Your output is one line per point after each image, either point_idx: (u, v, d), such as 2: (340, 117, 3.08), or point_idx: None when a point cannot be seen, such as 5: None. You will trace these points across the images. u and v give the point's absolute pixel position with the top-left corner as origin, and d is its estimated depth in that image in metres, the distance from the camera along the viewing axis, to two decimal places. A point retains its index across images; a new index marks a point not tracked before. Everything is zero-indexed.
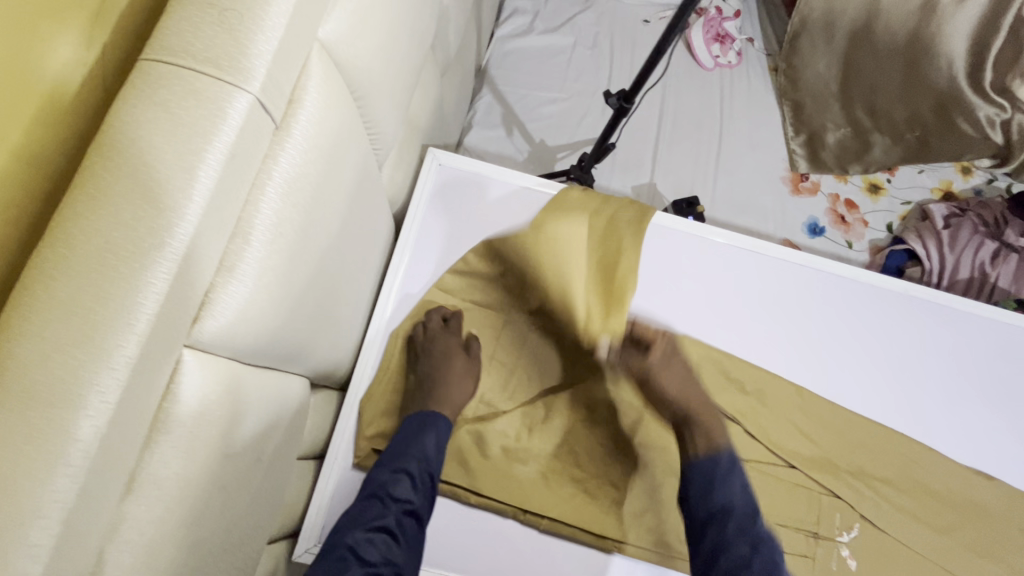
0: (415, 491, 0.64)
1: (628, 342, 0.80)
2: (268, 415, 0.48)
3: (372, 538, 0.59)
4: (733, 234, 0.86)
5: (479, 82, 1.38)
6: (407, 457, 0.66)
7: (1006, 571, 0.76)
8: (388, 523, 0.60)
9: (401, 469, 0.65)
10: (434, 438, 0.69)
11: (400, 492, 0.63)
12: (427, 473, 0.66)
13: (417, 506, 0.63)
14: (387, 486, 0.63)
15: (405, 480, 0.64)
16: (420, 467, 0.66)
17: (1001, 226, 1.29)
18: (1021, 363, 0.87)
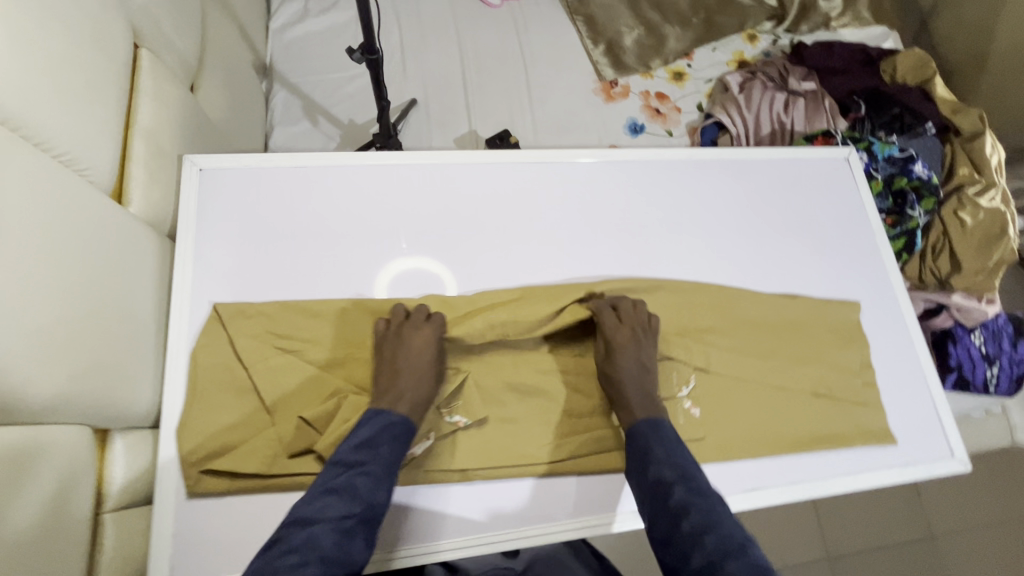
0: (379, 490, 0.58)
1: (444, 282, 0.83)
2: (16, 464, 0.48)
3: (337, 533, 0.53)
4: (517, 155, 0.93)
5: (269, 80, 1.32)
6: (366, 454, 0.61)
7: (824, 368, 0.86)
8: (353, 519, 0.55)
9: (363, 465, 0.59)
10: (393, 437, 0.64)
11: (364, 489, 0.58)
12: (392, 471, 0.61)
13: (379, 505, 0.58)
14: (353, 480, 0.58)
15: (369, 477, 0.59)
16: (383, 466, 0.61)
17: (785, 77, 1.40)
18: (791, 191, 1.00)
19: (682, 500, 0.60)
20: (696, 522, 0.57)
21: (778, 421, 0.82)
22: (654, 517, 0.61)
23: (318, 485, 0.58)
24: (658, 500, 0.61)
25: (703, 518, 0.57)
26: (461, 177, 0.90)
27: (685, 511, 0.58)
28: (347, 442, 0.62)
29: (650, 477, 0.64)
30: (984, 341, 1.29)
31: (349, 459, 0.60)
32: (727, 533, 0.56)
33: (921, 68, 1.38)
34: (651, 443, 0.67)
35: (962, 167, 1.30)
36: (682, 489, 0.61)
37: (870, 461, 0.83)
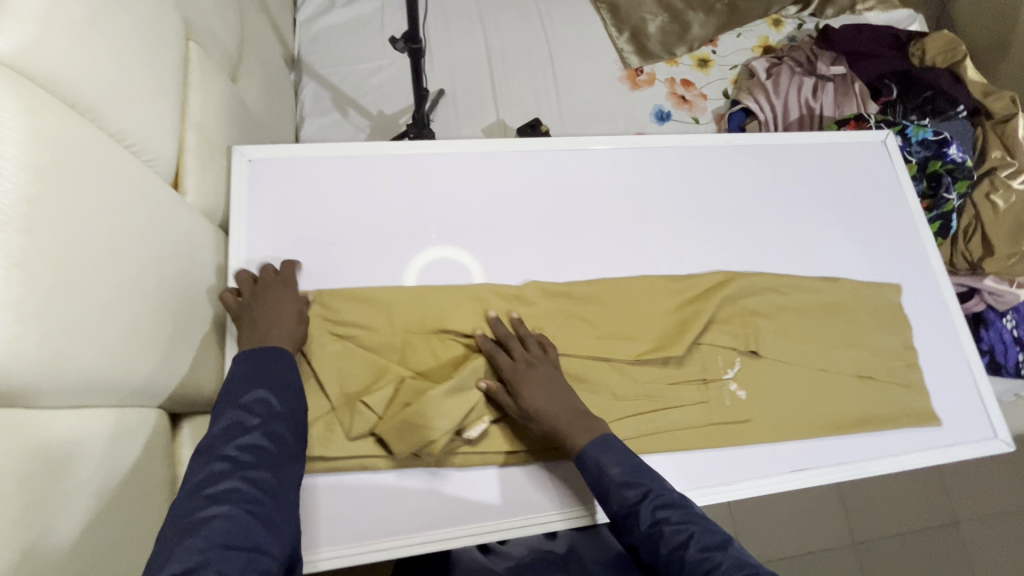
0: (260, 442, 0.55)
1: (490, 270, 0.84)
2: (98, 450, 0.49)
3: (245, 450, 0.53)
4: (557, 140, 0.93)
5: (297, 72, 1.33)
6: (233, 424, 0.55)
7: (866, 351, 0.86)
8: (257, 434, 0.55)
9: (253, 388, 0.59)
10: (280, 357, 0.63)
11: (262, 407, 0.57)
12: (268, 429, 0.56)
13: (285, 415, 0.58)
14: (247, 402, 0.57)
15: (263, 397, 0.58)
16: (275, 381, 0.60)
17: (813, 62, 1.38)
18: (830, 174, 0.99)
19: (636, 502, 0.61)
20: (656, 515, 0.60)
21: (823, 404, 0.82)
22: (617, 516, 0.62)
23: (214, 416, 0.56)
24: (613, 499, 0.63)
25: (658, 507, 0.60)
26: (504, 165, 0.90)
27: (644, 505, 0.61)
28: (231, 375, 0.60)
29: (593, 473, 0.65)
30: (1017, 325, 1.29)
31: (232, 390, 0.58)
32: (687, 513, 0.59)
33: (950, 51, 1.37)
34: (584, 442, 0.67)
35: (995, 150, 1.29)
36: (633, 492, 0.62)
37: (915, 443, 0.83)
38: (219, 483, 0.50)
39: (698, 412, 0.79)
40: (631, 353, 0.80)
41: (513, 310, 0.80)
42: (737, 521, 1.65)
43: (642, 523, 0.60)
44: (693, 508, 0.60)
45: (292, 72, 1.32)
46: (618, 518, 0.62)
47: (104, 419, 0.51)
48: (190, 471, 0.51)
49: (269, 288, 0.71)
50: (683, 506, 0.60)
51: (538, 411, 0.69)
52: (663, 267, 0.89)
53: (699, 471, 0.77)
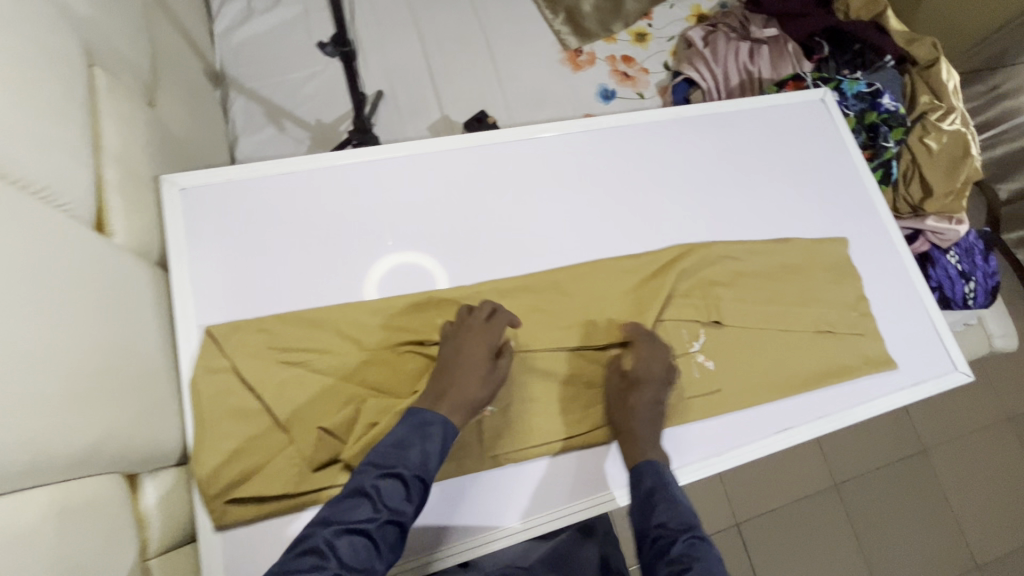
0: (406, 495, 0.58)
1: (455, 272, 0.80)
2: (48, 530, 0.45)
3: (354, 542, 0.54)
4: (507, 130, 0.89)
5: (223, 88, 1.25)
6: (396, 457, 0.59)
7: (826, 305, 0.88)
8: (371, 529, 0.55)
9: (397, 467, 0.58)
10: (433, 441, 0.61)
11: (389, 498, 0.57)
12: (421, 477, 0.59)
13: (405, 516, 0.57)
14: (381, 486, 0.57)
15: (397, 488, 0.57)
16: (417, 470, 0.59)
17: (746, 27, 1.40)
18: (777, 136, 1.01)
19: (673, 533, 0.62)
20: (680, 545, 0.61)
21: (796, 364, 0.84)
22: (648, 534, 0.63)
23: (351, 483, 0.58)
24: (654, 517, 0.64)
25: (691, 545, 0.60)
26: (457, 161, 0.86)
27: (677, 536, 0.61)
28: (384, 439, 0.61)
29: (650, 493, 0.66)
30: (959, 259, 1.36)
31: (383, 462, 0.59)
32: (703, 552, 0.60)
33: (872, 4, 1.42)
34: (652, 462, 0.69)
35: (924, 94, 1.33)
36: (678, 522, 0.63)
37: (883, 387, 0.86)
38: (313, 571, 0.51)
39: (676, 389, 0.79)
40: (605, 337, 0.79)
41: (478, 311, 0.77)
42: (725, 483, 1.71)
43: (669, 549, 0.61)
44: (708, 549, 0.60)
45: (218, 88, 1.24)
46: (648, 536, 0.63)
47: (54, 495, 0.47)
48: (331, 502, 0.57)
49: (474, 328, 0.70)
50: (705, 548, 0.60)
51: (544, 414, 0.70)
52: (629, 247, 0.88)
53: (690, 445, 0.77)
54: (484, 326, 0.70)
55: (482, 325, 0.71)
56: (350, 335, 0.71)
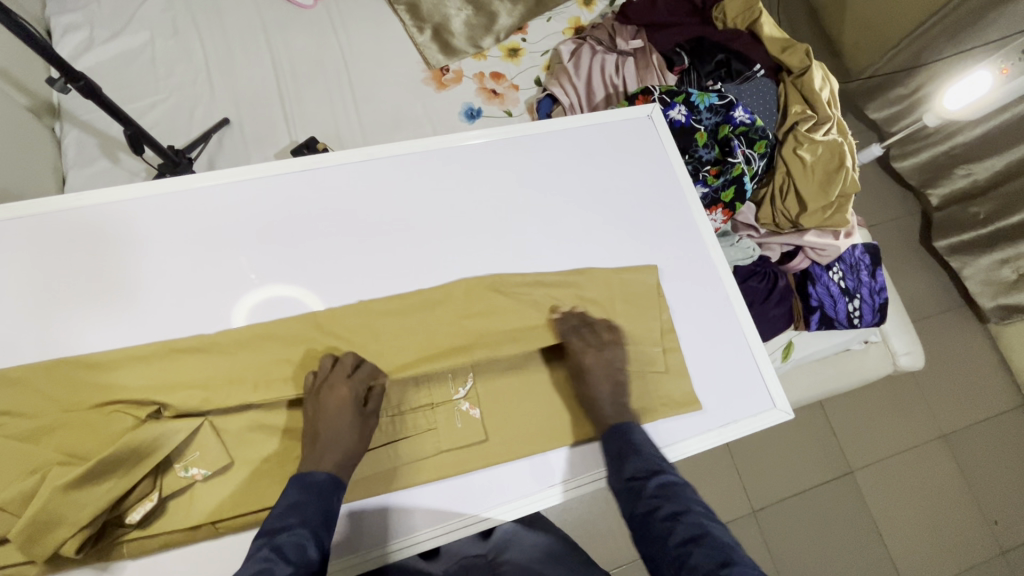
0: (310, 544, 0.56)
1: (200, 321, 0.74)
2: None
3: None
4: (280, 161, 0.82)
5: (59, 120, 1.21)
6: (289, 518, 0.58)
7: (623, 341, 0.82)
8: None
9: (292, 527, 0.57)
10: (324, 494, 0.62)
11: (293, 552, 0.54)
12: (319, 526, 0.59)
13: (314, 562, 0.55)
14: (284, 543, 0.55)
15: (297, 542, 0.56)
16: (314, 525, 0.58)
17: (614, 39, 1.35)
18: (595, 158, 0.94)
19: (645, 480, 0.65)
20: (659, 507, 0.61)
21: (584, 406, 0.79)
22: (636, 512, 0.63)
23: (246, 560, 0.53)
24: (630, 499, 0.65)
25: (659, 486, 0.64)
26: (216, 198, 0.79)
27: (656, 495, 0.63)
28: (275, 509, 0.59)
29: (621, 476, 0.68)
30: (842, 276, 1.29)
31: (274, 529, 0.57)
32: (682, 504, 0.61)
33: (748, 10, 1.34)
34: (610, 439, 0.73)
35: (795, 104, 1.27)
36: (648, 470, 0.66)
37: (682, 431, 0.79)
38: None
39: (435, 440, 0.73)
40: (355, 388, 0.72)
41: (213, 363, 0.71)
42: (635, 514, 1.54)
43: (652, 514, 0.61)
44: (686, 502, 0.61)
45: (51, 120, 1.20)
46: (636, 509, 0.63)
47: None
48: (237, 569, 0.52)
49: (337, 385, 0.69)
50: (682, 501, 0.61)
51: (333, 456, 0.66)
52: (409, 284, 0.81)
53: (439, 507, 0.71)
54: (340, 375, 0.70)
55: (345, 377, 0.71)
56: (61, 396, 0.67)
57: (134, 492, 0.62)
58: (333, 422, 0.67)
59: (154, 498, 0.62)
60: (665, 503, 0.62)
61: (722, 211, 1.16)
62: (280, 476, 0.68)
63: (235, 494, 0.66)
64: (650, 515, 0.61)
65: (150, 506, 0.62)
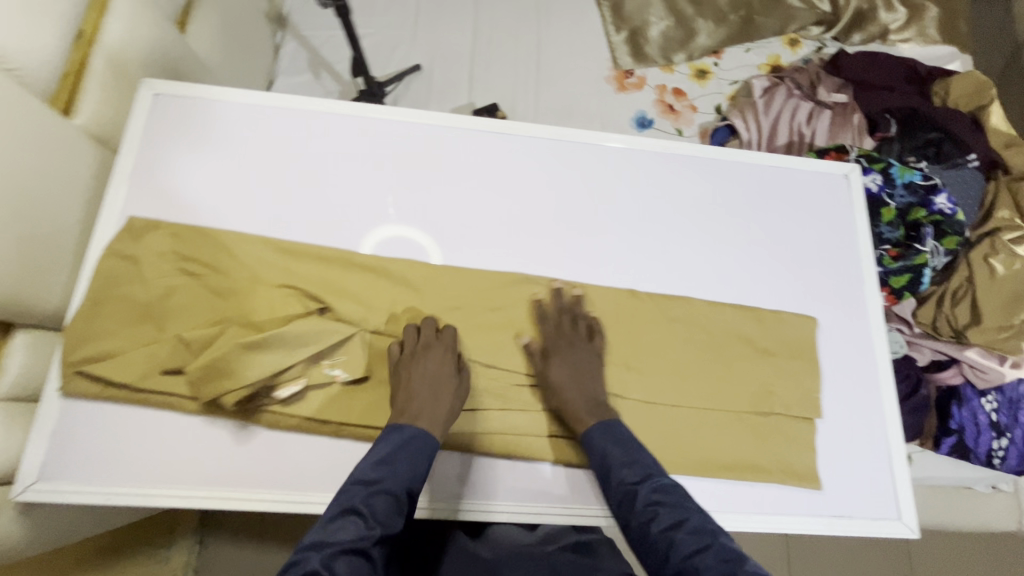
0: (398, 506, 0.58)
1: (374, 240, 0.80)
2: None
3: (348, 554, 0.53)
4: (480, 120, 0.89)
5: (283, 29, 1.34)
6: (383, 471, 0.60)
7: (760, 393, 0.78)
8: (366, 542, 0.55)
9: (381, 483, 0.59)
10: (416, 460, 0.62)
11: (380, 512, 0.57)
12: (411, 485, 0.60)
13: (397, 522, 0.58)
14: (370, 501, 0.57)
15: (385, 501, 0.58)
16: (402, 487, 0.59)
17: (815, 87, 1.27)
18: (781, 202, 0.90)
19: (633, 482, 0.64)
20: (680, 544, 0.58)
21: (697, 444, 0.75)
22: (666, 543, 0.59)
23: (334, 510, 0.57)
24: (618, 492, 0.64)
25: (653, 490, 0.63)
26: (419, 136, 0.87)
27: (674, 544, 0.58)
28: (367, 459, 0.61)
29: (610, 478, 0.66)
30: (995, 408, 1.14)
31: (368, 480, 0.59)
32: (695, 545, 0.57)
33: (977, 94, 1.22)
34: (590, 437, 0.70)
35: (1002, 210, 1.14)
36: (637, 479, 0.64)
37: (791, 505, 0.74)
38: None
39: (545, 422, 0.75)
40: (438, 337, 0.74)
41: (377, 284, 0.77)
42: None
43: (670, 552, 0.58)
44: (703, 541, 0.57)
45: (277, 28, 1.33)
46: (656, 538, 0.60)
47: None
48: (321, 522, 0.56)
49: (434, 346, 0.72)
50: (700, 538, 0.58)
51: (423, 411, 0.66)
52: (560, 268, 0.83)
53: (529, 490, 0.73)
54: (429, 340, 0.73)
55: (434, 342, 0.73)
56: (246, 268, 0.74)
57: (292, 371, 0.68)
58: (419, 377, 0.69)
59: (300, 384, 0.68)
60: (680, 509, 0.60)
61: (886, 296, 1.05)
62: None
63: (364, 406, 0.70)
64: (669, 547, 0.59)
65: (297, 389, 0.68)
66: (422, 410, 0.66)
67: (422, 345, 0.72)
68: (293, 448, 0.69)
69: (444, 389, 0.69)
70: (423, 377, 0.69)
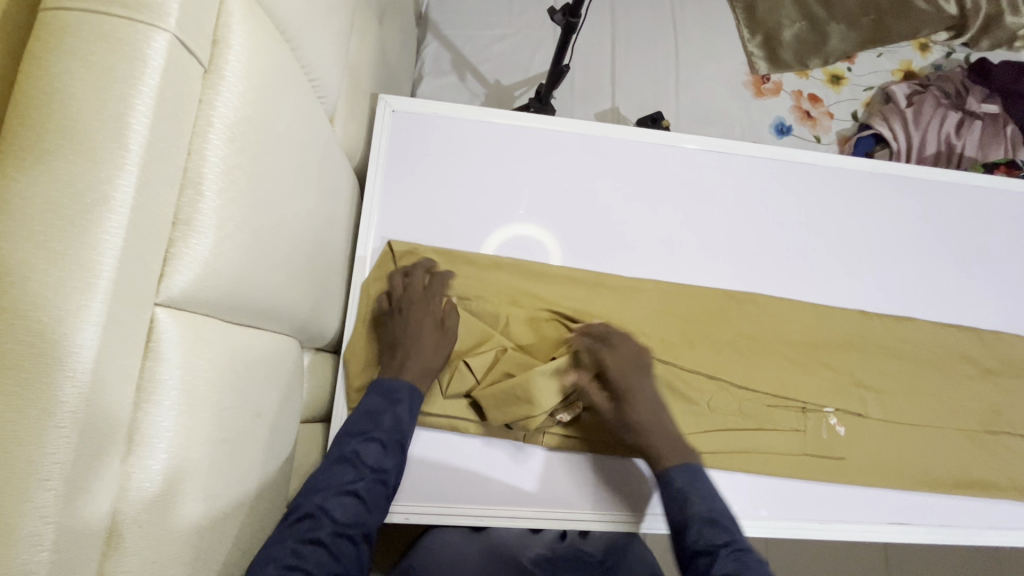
0: (385, 459, 0.62)
1: (611, 261, 0.81)
2: (263, 377, 0.49)
3: (343, 500, 0.58)
4: (701, 137, 0.88)
5: (422, 29, 1.32)
6: (372, 424, 0.63)
7: (987, 412, 0.81)
8: (358, 487, 0.59)
9: (372, 436, 0.62)
10: (405, 407, 0.65)
11: (370, 458, 0.61)
12: (396, 439, 0.63)
13: (387, 475, 0.62)
14: (361, 451, 0.61)
15: (376, 447, 0.62)
16: (388, 431, 0.63)
17: (963, 96, 1.28)
18: (988, 222, 0.91)
19: (712, 542, 0.58)
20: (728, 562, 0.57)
21: (935, 462, 0.78)
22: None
23: (327, 461, 0.61)
24: (689, 553, 0.59)
25: (732, 559, 0.56)
26: (642, 154, 0.86)
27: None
28: (356, 410, 0.65)
29: (681, 531, 0.60)
30: None
31: (355, 431, 0.63)
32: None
33: None
34: (676, 474, 0.64)
35: None
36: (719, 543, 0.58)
37: (1021, 519, 0.78)
38: (310, 533, 0.54)
39: (796, 441, 0.76)
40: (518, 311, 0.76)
41: (624, 305, 0.79)
42: (859, 561, 1.33)
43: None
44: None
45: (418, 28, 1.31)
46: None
47: (265, 344, 0.50)
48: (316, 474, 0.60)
49: (424, 300, 0.72)
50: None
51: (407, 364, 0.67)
52: (788, 288, 0.83)
53: (784, 500, 0.74)
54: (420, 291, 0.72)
55: (422, 293, 0.72)
56: (503, 292, 0.77)
57: (575, 396, 0.71)
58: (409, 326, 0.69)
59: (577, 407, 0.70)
60: None
61: None
62: None
63: None
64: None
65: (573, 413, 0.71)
66: (413, 362, 0.67)
67: (411, 294, 0.72)
68: (564, 465, 0.73)
69: (441, 337, 0.70)
70: (413, 328, 0.69)
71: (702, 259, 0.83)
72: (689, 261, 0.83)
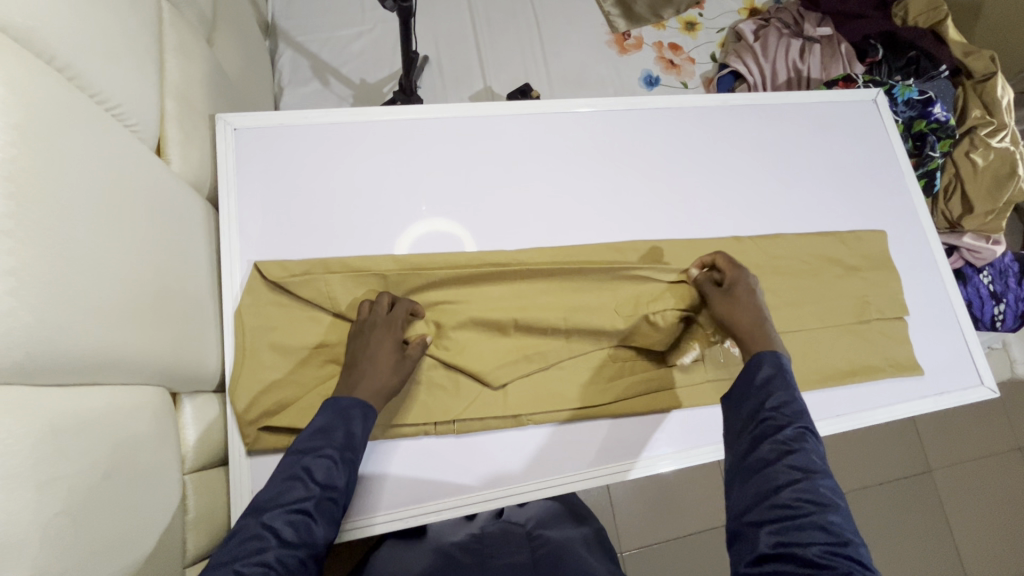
0: (337, 473, 0.58)
1: (494, 238, 0.81)
2: (106, 434, 0.45)
3: (291, 519, 0.53)
4: (560, 101, 0.89)
5: (273, 39, 1.25)
6: (321, 439, 0.59)
7: (857, 303, 0.88)
8: (308, 506, 0.54)
9: (319, 450, 0.58)
10: (360, 422, 0.61)
11: (320, 473, 0.57)
12: (348, 454, 0.59)
13: (339, 489, 0.57)
14: (310, 466, 0.57)
15: (327, 462, 0.57)
16: (342, 445, 0.59)
17: (800, 24, 1.38)
18: (831, 132, 0.98)
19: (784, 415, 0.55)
20: (793, 484, 0.49)
21: (822, 358, 0.84)
22: (743, 425, 0.56)
23: (275, 476, 0.57)
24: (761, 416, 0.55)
25: (800, 431, 0.53)
26: (506, 127, 0.86)
27: (779, 415, 0.55)
28: (305, 429, 0.61)
29: (758, 404, 0.57)
30: (991, 280, 1.24)
31: (305, 446, 0.58)
32: (818, 463, 0.51)
33: (933, 11, 1.34)
34: (760, 365, 0.60)
35: (975, 108, 1.25)
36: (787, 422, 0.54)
37: (901, 392, 0.86)
38: (255, 555, 0.50)
39: (698, 369, 0.80)
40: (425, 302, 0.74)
41: (515, 279, 0.79)
42: None
43: (762, 407, 0.56)
44: (758, 356, 0.61)
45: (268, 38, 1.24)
46: (748, 425, 0.56)
47: (105, 398, 0.47)
48: (262, 491, 0.55)
49: (376, 322, 0.68)
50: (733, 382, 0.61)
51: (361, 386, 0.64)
52: (666, 229, 0.87)
53: (698, 432, 0.78)
54: (388, 316, 0.68)
55: (386, 314, 0.69)
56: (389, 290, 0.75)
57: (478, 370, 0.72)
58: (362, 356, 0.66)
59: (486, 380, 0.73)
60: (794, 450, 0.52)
61: None
62: (572, 381, 0.76)
63: (538, 394, 0.74)
64: (761, 438, 0.54)
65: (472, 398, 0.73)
66: (364, 383, 0.64)
67: (370, 315, 0.69)
68: (477, 448, 0.72)
69: (389, 357, 0.66)
70: (361, 357, 0.66)
71: (582, 219, 0.85)
72: (570, 223, 0.84)
